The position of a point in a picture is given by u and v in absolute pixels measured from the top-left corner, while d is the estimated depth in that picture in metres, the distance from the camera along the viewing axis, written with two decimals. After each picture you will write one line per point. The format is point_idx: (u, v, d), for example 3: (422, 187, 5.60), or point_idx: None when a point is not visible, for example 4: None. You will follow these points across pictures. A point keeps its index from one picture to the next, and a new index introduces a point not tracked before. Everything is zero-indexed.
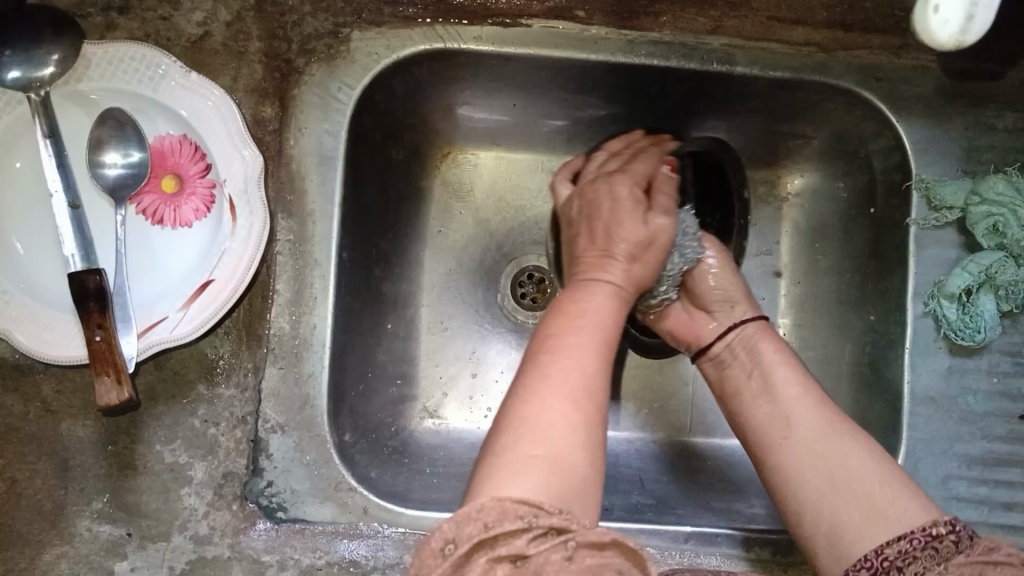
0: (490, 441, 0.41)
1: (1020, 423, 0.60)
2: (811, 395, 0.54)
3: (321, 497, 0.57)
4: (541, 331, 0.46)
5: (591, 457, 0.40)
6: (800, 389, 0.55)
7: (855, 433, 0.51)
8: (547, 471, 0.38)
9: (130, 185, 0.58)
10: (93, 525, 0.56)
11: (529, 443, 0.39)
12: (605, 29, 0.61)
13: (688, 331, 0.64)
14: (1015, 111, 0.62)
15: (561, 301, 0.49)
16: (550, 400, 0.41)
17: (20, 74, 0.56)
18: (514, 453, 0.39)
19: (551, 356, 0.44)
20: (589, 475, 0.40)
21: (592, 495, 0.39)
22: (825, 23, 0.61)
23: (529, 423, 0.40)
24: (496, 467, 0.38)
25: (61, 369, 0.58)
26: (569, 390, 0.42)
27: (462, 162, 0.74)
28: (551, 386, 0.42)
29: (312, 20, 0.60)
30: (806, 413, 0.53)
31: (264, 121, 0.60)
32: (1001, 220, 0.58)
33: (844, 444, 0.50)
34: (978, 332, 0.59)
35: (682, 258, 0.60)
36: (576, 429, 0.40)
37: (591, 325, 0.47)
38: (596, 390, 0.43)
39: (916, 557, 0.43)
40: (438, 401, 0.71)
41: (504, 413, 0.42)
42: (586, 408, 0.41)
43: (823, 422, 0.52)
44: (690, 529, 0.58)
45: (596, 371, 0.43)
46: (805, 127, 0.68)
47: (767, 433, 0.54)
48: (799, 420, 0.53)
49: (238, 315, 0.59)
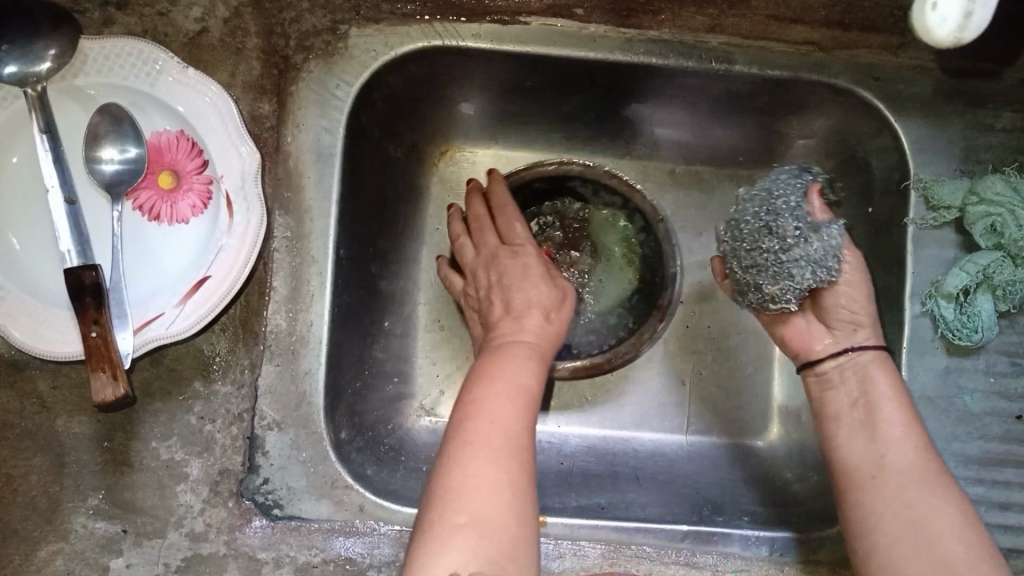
0: (426, 507, 0.44)
1: (1017, 423, 0.60)
2: (908, 433, 0.54)
3: (317, 494, 0.58)
4: (470, 391, 0.49)
5: (519, 516, 0.43)
6: (899, 426, 0.54)
7: (939, 479, 0.51)
8: (471, 541, 0.41)
9: (127, 180, 0.58)
10: (88, 521, 0.56)
11: (453, 513, 0.42)
12: (604, 27, 0.61)
13: (800, 340, 0.62)
14: (1013, 111, 0.62)
15: (486, 361, 0.52)
16: (473, 469, 0.44)
17: (16, 70, 0.56)
18: (442, 525, 0.42)
19: (476, 420, 0.46)
20: (517, 536, 0.42)
21: (524, 549, 0.42)
22: (824, 21, 0.60)
23: (454, 494, 0.43)
24: (426, 543, 0.42)
25: (56, 365, 0.57)
26: (493, 453, 0.44)
27: (460, 160, 0.74)
28: (476, 452, 0.44)
29: (310, 16, 0.60)
30: (900, 450, 0.53)
31: (262, 118, 0.59)
32: (1000, 220, 0.58)
33: (926, 491, 0.50)
34: (975, 332, 0.59)
35: (815, 277, 0.59)
36: (502, 492, 0.43)
37: (515, 388, 0.49)
38: (518, 450, 0.45)
39: None
40: (435, 399, 0.71)
41: (434, 483, 0.44)
42: (508, 471, 0.44)
43: (912, 462, 0.52)
44: (686, 527, 0.59)
45: (519, 434, 0.46)
46: (804, 126, 0.68)
47: (855, 464, 0.54)
48: (893, 455, 0.53)
49: (234, 312, 0.58)
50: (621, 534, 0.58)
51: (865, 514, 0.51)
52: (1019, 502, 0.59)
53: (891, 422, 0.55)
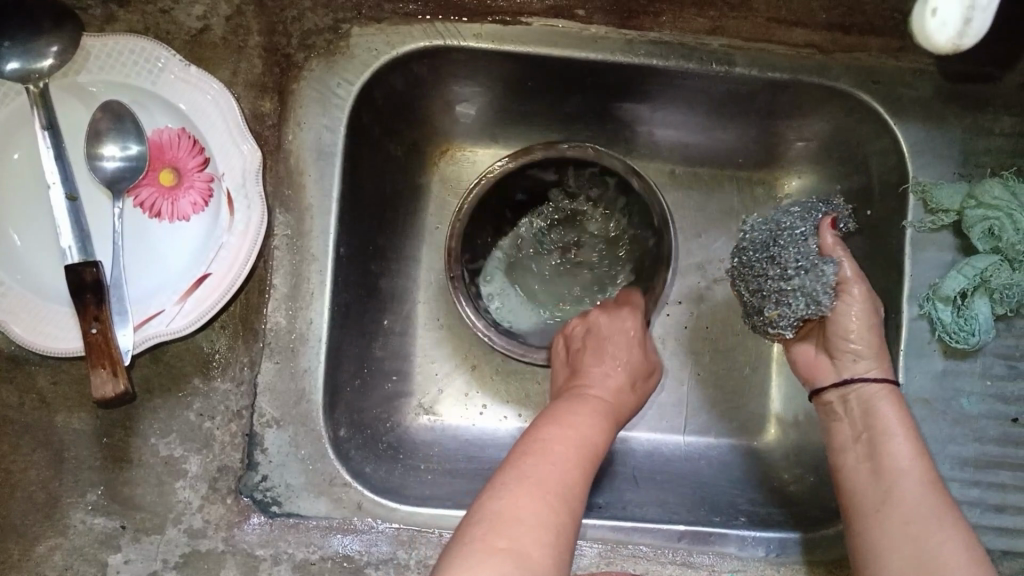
0: (463, 529, 0.44)
1: (1013, 425, 0.60)
2: (915, 458, 0.53)
3: (315, 492, 0.58)
4: (541, 437, 0.50)
5: (557, 556, 0.43)
6: (905, 451, 0.54)
7: (944, 509, 0.50)
8: (506, 561, 0.41)
9: (128, 178, 0.58)
10: (87, 517, 0.56)
11: (497, 536, 0.42)
12: (605, 28, 0.61)
13: (810, 367, 0.62)
14: (1013, 115, 0.62)
15: (553, 415, 0.54)
16: (526, 498, 0.44)
17: (19, 66, 0.56)
18: (481, 544, 0.42)
19: (539, 462, 0.47)
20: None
21: None
22: (825, 24, 0.61)
23: (502, 521, 0.43)
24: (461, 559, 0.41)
25: (55, 361, 0.58)
26: (548, 494, 0.45)
27: (460, 159, 0.74)
28: (530, 486, 0.45)
29: (312, 15, 0.60)
30: (907, 477, 0.52)
31: (263, 116, 0.60)
32: (997, 224, 0.58)
33: (931, 522, 0.50)
34: (972, 335, 0.59)
35: (808, 308, 0.59)
36: (549, 529, 0.43)
37: (584, 447, 0.51)
38: (573, 499, 0.46)
39: None
40: (434, 397, 0.71)
41: (481, 507, 0.45)
42: (558, 511, 0.45)
43: (918, 491, 0.51)
44: (684, 527, 0.59)
45: (577, 487, 0.47)
46: (803, 129, 0.69)
47: (861, 492, 0.54)
48: (899, 481, 0.52)
49: (234, 309, 0.58)
50: (619, 533, 0.58)
51: (873, 548, 0.51)
52: (1015, 504, 0.59)
53: (898, 447, 0.54)
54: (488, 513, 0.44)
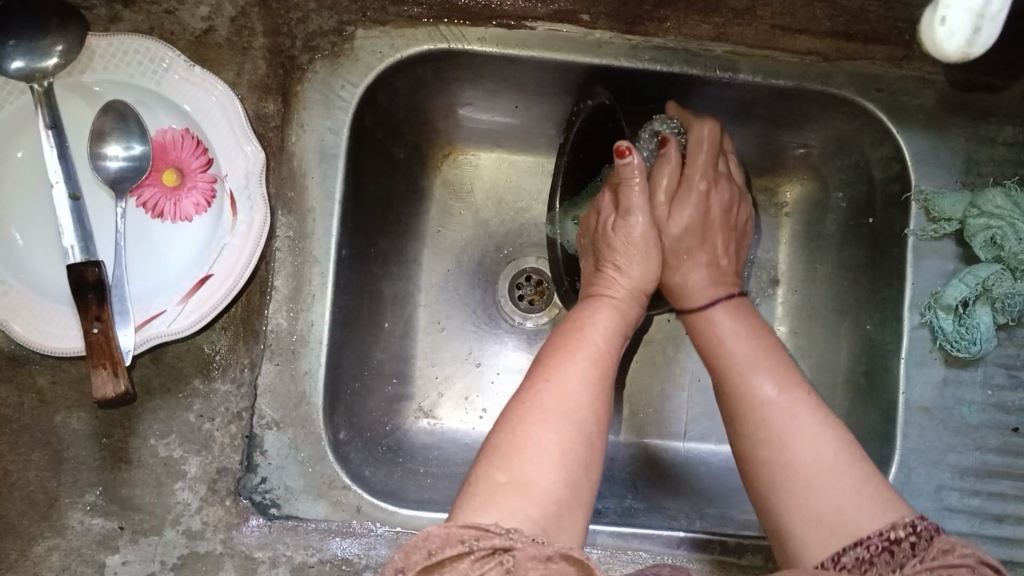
0: (476, 464, 0.45)
1: (1014, 434, 0.60)
2: (778, 387, 0.52)
3: (315, 494, 0.57)
4: (543, 357, 0.51)
5: (568, 482, 0.43)
6: (765, 378, 0.53)
7: (814, 428, 0.49)
8: (513, 497, 0.41)
9: (131, 178, 0.58)
10: (85, 518, 0.56)
11: (500, 468, 0.43)
12: (610, 33, 0.61)
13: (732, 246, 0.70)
14: (1014, 125, 0.62)
15: (566, 329, 0.55)
16: (535, 429, 0.45)
17: (23, 65, 0.55)
18: (486, 480, 0.43)
19: (537, 382, 0.48)
20: (564, 499, 0.43)
21: (566, 518, 0.43)
22: (828, 31, 0.61)
23: (507, 455, 0.44)
24: (471, 497, 0.42)
25: (55, 361, 0.57)
26: (549, 415, 0.46)
27: (462, 162, 0.74)
28: (537, 414, 0.46)
29: (317, 17, 0.60)
30: (775, 410, 0.51)
31: (267, 117, 0.60)
32: (1000, 233, 0.59)
33: (809, 467, 0.47)
34: (973, 344, 0.59)
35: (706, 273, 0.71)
36: (553, 451, 0.44)
37: (585, 350, 0.52)
38: (584, 419, 0.47)
39: (872, 563, 0.42)
40: (433, 401, 0.71)
41: (490, 441, 0.46)
42: (567, 436, 0.45)
43: (796, 430, 0.49)
44: (683, 534, 0.58)
45: (581, 399, 0.48)
46: (805, 136, 0.69)
47: (749, 442, 0.51)
48: (776, 424, 0.50)
49: (235, 311, 0.58)
50: (618, 539, 0.58)
51: (791, 531, 0.46)
52: (1015, 513, 0.59)
53: (746, 370, 0.55)
54: (494, 450, 0.44)
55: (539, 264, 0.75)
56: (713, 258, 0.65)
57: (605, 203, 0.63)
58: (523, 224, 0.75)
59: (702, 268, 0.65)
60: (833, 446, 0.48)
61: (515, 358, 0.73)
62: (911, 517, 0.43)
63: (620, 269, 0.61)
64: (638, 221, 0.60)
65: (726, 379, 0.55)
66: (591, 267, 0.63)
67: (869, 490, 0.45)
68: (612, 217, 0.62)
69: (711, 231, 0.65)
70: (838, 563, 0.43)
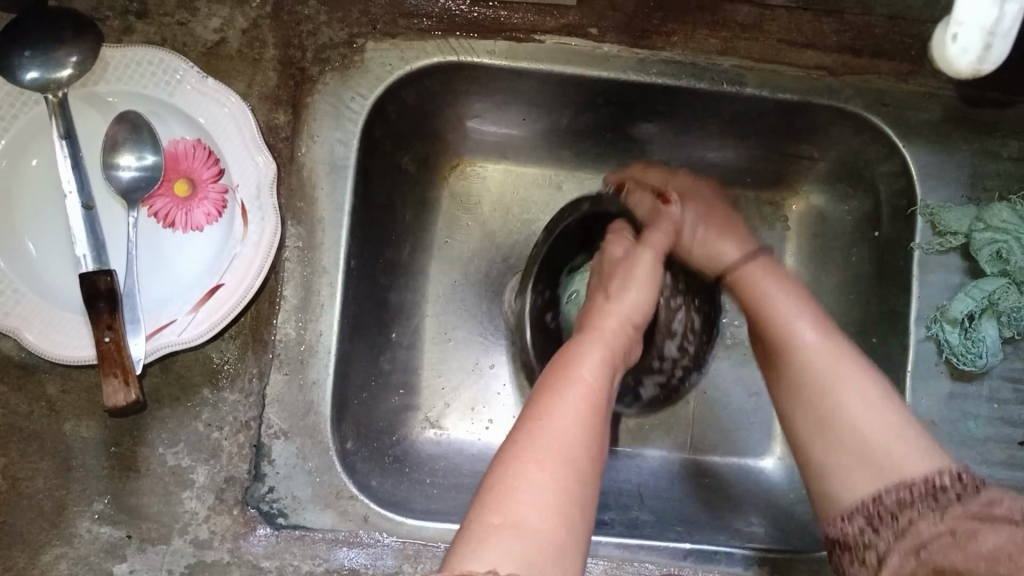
0: (474, 505, 0.44)
1: (1020, 449, 0.60)
2: (817, 331, 0.53)
3: (322, 504, 0.57)
4: (530, 397, 0.49)
5: (561, 523, 0.43)
6: (800, 320, 0.54)
7: (858, 382, 0.51)
8: (509, 539, 0.41)
9: (143, 188, 0.58)
10: (93, 526, 0.56)
11: (494, 513, 0.43)
12: (618, 47, 0.61)
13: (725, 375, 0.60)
14: (1019, 140, 0.62)
15: (562, 355, 0.53)
16: (529, 473, 0.44)
17: (38, 75, 0.56)
18: (480, 525, 0.42)
19: (529, 422, 0.47)
20: (560, 538, 0.42)
21: (563, 555, 0.42)
22: (835, 46, 0.61)
23: (500, 496, 0.43)
24: (464, 542, 0.42)
25: (65, 368, 0.58)
26: (540, 454, 0.45)
27: (470, 174, 0.75)
28: (532, 460, 0.45)
29: (327, 29, 0.61)
30: (818, 362, 0.52)
31: (277, 128, 0.60)
32: (1006, 247, 0.59)
33: (853, 409, 0.49)
34: (979, 357, 0.59)
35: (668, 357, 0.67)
36: (547, 491, 0.43)
37: (580, 386, 0.50)
38: (579, 458, 0.46)
39: (914, 505, 0.45)
40: (440, 411, 0.71)
41: (485, 483, 0.45)
42: (558, 475, 0.44)
43: (840, 380, 0.51)
44: (688, 546, 0.58)
45: (574, 437, 0.46)
46: (811, 150, 0.69)
47: (796, 391, 0.53)
48: (824, 378, 0.51)
49: (244, 321, 0.59)
50: (624, 551, 0.58)
51: (832, 470, 0.50)
52: None
53: (785, 316, 0.55)
54: (488, 492, 0.44)
55: None
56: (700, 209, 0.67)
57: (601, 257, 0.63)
58: (528, 235, 0.75)
59: (722, 235, 0.64)
60: (875, 398, 0.50)
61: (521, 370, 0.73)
62: (953, 469, 0.46)
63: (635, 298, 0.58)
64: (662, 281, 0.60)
65: (768, 318, 0.56)
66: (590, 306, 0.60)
67: (905, 432, 0.48)
68: (639, 255, 0.60)
69: (727, 219, 0.66)
70: (877, 500, 0.47)
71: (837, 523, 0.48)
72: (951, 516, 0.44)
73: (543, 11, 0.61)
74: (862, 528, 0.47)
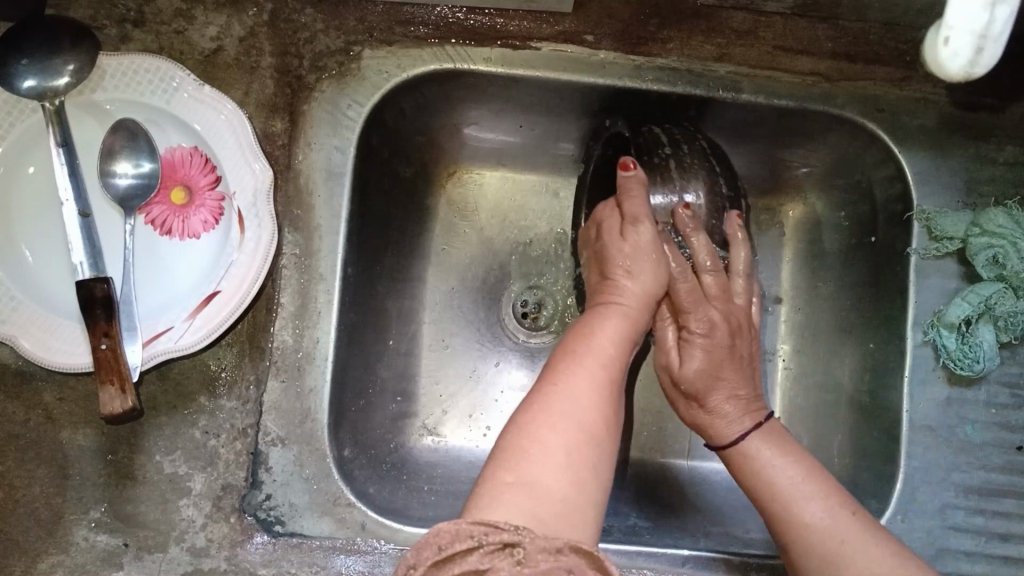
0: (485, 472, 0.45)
1: (1018, 454, 0.60)
2: (827, 508, 0.52)
3: (319, 511, 0.57)
4: (547, 370, 0.50)
5: (574, 485, 0.43)
6: (812, 501, 0.52)
7: (867, 537, 0.49)
8: (520, 493, 0.41)
9: (140, 195, 0.58)
10: (90, 534, 0.56)
11: (507, 470, 0.43)
12: (613, 54, 0.61)
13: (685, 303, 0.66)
14: (1015, 146, 0.62)
15: (577, 330, 0.55)
16: (539, 436, 0.45)
17: (36, 83, 0.56)
18: (493, 483, 0.43)
19: (546, 390, 0.48)
20: (573, 497, 0.43)
21: (576, 516, 0.42)
22: (830, 53, 0.62)
23: (512, 455, 0.44)
24: (478, 499, 0.42)
25: (62, 377, 0.58)
26: (556, 419, 0.46)
27: (466, 180, 0.75)
28: (546, 423, 0.45)
29: (324, 37, 0.61)
30: (829, 539, 0.50)
31: (274, 135, 0.60)
32: (1001, 251, 0.59)
33: None
34: (977, 362, 0.59)
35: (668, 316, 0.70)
36: (559, 454, 0.44)
37: (594, 362, 0.51)
38: (592, 427, 0.46)
39: None
40: (438, 418, 0.71)
41: (496, 447, 0.46)
42: (567, 436, 0.45)
43: (854, 546, 0.49)
44: (687, 552, 0.58)
45: (586, 405, 0.47)
46: (807, 155, 0.69)
47: (803, 554, 0.51)
48: (835, 550, 0.50)
49: (240, 329, 0.59)
50: (622, 557, 0.58)
51: None
52: (1019, 532, 0.59)
53: (790, 492, 0.53)
54: (500, 454, 0.45)
55: (540, 280, 0.75)
56: (727, 323, 0.61)
57: (639, 259, 0.59)
58: (525, 242, 0.75)
59: (731, 379, 0.61)
60: (890, 557, 0.48)
61: (519, 376, 0.73)
62: None
63: (629, 274, 0.59)
64: (650, 230, 0.60)
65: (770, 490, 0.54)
66: (597, 276, 0.62)
67: None
68: (619, 227, 0.61)
69: (733, 353, 0.62)
70: None
71: None
72: None
73: (540, 18, 0.61)
74: None
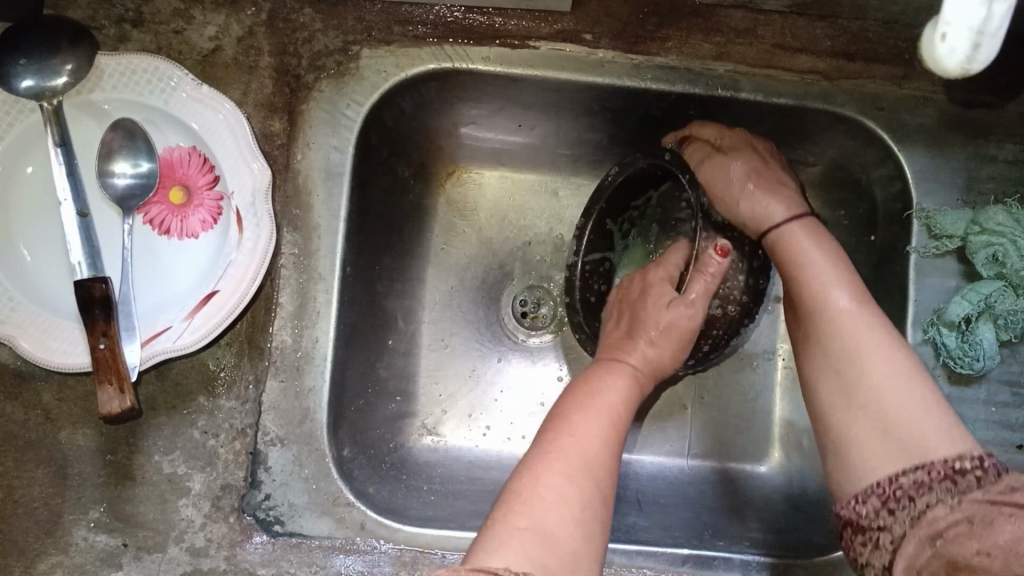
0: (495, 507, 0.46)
1: (1019, 452, 0.60)
2: (852, 300, 0.52)
3: (318, 511, 0.57)
4: (556, 415, 0.51)
5: (580, 534, 0.44)
6: (836, 288, 0.53)
7: (884, 349, 0.49)
8: (529, 540, 0.42)
9: (138, 195, 0.58)
10: (89, 534, 0.56)
11: (518, 515, 0.44)
12: (612, 53, 0.61)
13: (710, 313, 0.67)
14: (1014, 143, 0.62)
15: (583, 380, 0.56)
16: (549, 481, 0.46)
17: (34, 83, 0.56)
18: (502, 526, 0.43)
19: (558, 436, 0.49)
20: (580, 547, 0.44)
21: (581, 565, 0.43)
22: (829, 51, 0.61)
23: (522, 500, 0.45)
24: (484, 542, 0.43)
25: (61, 377, 0.58)
26: (566, 465, 0.47)
27: (465, 180, 0.75)
28: (557, 468, 0.46)
29: (323, 37, 0.61)
30: (847, 329, 0.51)
31: (273, 135, 0.60)
32: (1001, 250, 0.59)
33: (880, 384, 0.48)
34: (976, 361, 0.59)
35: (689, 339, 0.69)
36: (567, 501, 0.45)
37: (601, 411, 0.52)
38: (599, 474, 0.48)
39: (931, 487, 0.43)
40: (437, 418, 0.71)
41: (504, 491, 0.47)
42: (578, 484, 0.46)
43: (869, 340, 0.50)
44: (687, 552, 0.58)
45: (595, 452, 0.49)
46: (807, 154, 0.69)
47: (824, 346, 0.52)
48: (852, 350, 0.50)
49: (239, 329, 0.58)
50: (623, 557, 0.57)
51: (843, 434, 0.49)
52: None
53: (815, 286, 0.54)
54: (510, 497, 0.45)
55: (539, 280, 0.75)
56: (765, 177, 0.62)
57: (666, 333, 0.61)
58: (524, 241, 0.75)
59: (770, 193, 0.61)
60: (905, 365, 0.48)
61: (518, 376, 0.73)
62: (975, 452, 0.44)
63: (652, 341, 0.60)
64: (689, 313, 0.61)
65: (801, 281, 0.55)
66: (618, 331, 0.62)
67: (938, 410, 0.46)
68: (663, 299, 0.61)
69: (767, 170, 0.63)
70: (895, 482, 0.45)
71: (851, 505, 0.47)
72: (966, 501, 0.42)
73: (538, 17, 0.61)
74: (876, 510, 0.45)
